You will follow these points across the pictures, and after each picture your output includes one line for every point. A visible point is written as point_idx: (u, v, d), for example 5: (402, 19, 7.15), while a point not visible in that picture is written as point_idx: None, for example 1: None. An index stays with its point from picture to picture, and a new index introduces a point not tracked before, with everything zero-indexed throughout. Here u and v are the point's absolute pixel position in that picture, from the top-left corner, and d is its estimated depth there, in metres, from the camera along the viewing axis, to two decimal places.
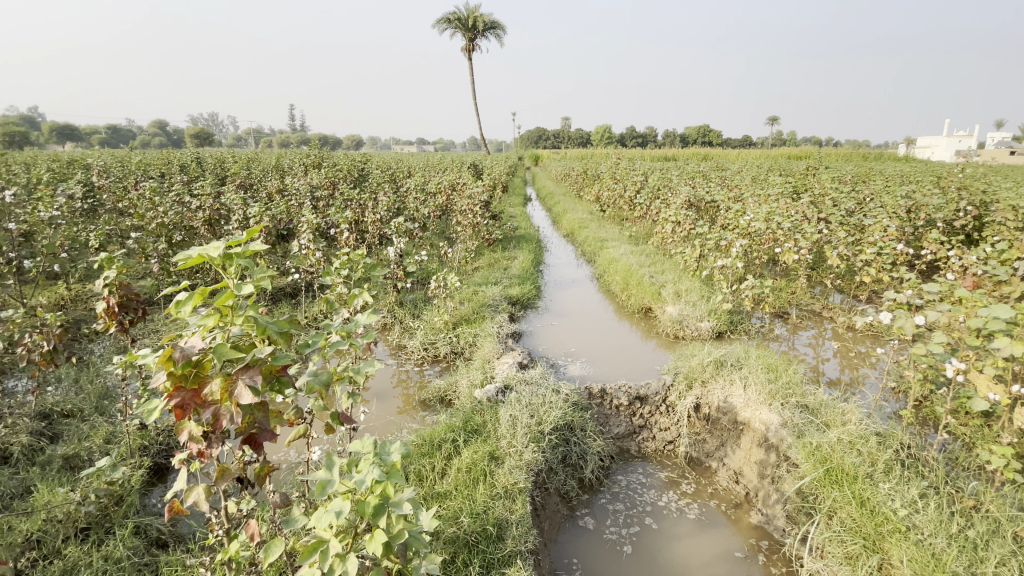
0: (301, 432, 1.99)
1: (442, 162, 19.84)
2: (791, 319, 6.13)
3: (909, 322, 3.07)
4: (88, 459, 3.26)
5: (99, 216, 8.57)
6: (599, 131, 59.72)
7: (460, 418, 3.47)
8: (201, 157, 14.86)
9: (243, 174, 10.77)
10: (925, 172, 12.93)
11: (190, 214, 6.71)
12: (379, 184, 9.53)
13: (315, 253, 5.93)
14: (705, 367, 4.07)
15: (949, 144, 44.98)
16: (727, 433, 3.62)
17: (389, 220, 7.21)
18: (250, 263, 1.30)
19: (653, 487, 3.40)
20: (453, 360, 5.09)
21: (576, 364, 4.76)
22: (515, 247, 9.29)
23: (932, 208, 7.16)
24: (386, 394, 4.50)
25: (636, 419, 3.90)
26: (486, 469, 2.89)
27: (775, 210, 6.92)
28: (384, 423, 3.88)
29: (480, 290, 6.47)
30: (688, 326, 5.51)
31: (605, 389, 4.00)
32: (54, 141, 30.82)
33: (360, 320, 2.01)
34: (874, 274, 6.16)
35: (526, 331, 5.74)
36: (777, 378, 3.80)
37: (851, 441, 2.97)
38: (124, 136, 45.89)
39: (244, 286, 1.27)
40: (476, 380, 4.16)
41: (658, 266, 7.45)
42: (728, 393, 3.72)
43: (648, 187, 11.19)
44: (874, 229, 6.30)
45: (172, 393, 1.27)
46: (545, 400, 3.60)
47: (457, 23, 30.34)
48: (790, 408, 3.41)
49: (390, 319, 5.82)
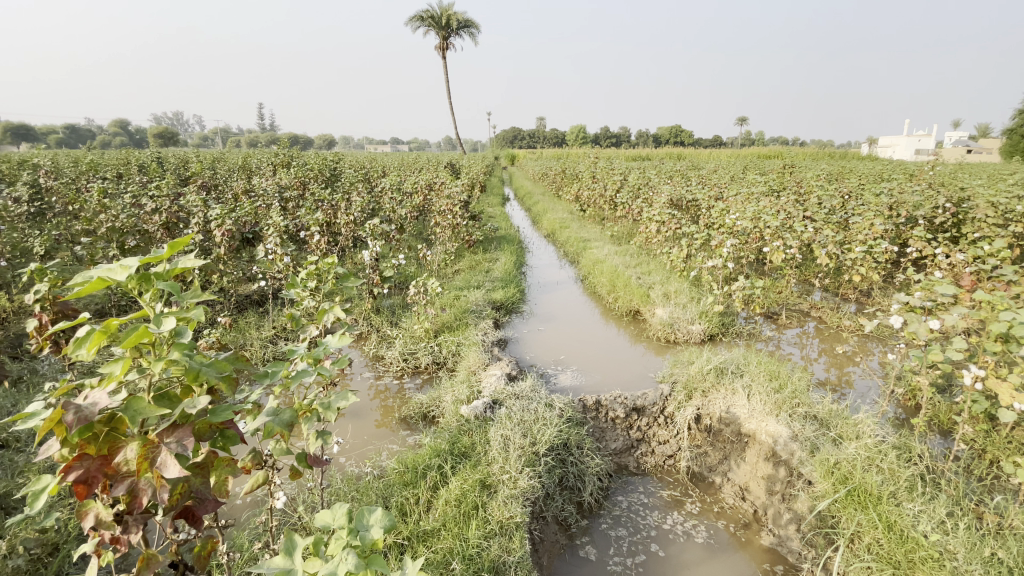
0: (260, 481, 1.68)
1: (416, 161, 19.39)
2: (781, 319, 6.00)
3: (923, 327, 3.00)
4: (24, 499, 2.79)
5: (47, 220, 7.91)
6: (575, 130, 59.82)
7: (446, 440, 3.16)
8: (162, 157, 14.09)
9: (207, 174, 10.17)
10: (897, 171, 13.13)
11: (146, 217, 6.18)
12: (353, 184, 9.10)
13: (284, 259, 5.52)
14: (705, 376, 3.85)
15: (911, 142, 46.37)
16: (730, 445, 3.40)
17: (364, 222, 6.82)
18: (175, 289, 0.98)
19: (656, 508, 3.15)
20: (435, 371, 4.77)
21: (566, 374, 4.47)
22: (495, 249, 8.98)
23: (913, 206, 7.16)
24: (364, 411, 4.14)
25: (634, 433, 3.65)
26: (478, 501, 2.61)
27: (761, 208, 6.81)
28: (361, 446, 3.54)
29: (461, 295, 6.15)
30: (679, 330, 5.31)
31: (599, 401, 3.73)
32: (5, 141, 29.30)
33: (330, 345, 1.71)
34: (862, 274, 6.09)
35: (511, 337, 5.46)
36: (780, 385, 3.60)
37: (869, 456, 2.80)
38: (83, 135, 43.81)
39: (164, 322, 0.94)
40: (461, 396, 3.84)
41: (644, 267, 7.26)
42: (730, 403, 3.51)
43: (628, 187, 11.03)
44: (862, 227, 6.22)
45: (71, 465, 0.97)
46: (537, 416, 3.33)
47: (430, 22, 29.90)
48: (799, 419, 3.22)
49: (366, 328, 5.47)
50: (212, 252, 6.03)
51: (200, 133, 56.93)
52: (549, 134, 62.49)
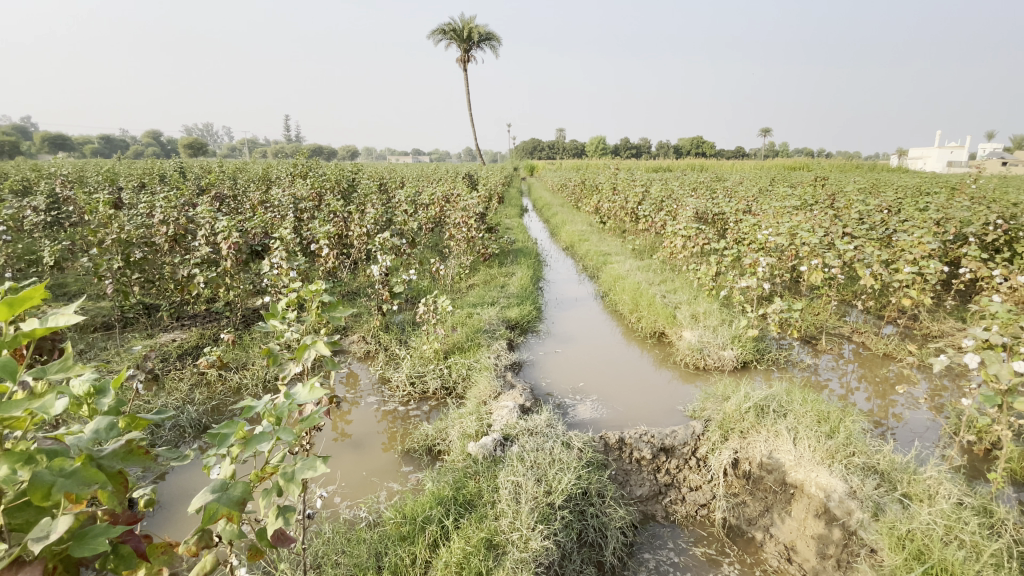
0: (208, 566, 1.34)
1: (436, 172, 19.27)
2: (820, 344, 5.50)
3: (1007, 370, 2.58)
4: None
5: (62, 230, 7.87)
6: (595, 142, 59.64)
7: (450, 485, 2.83)
8: (184, 167, 14.16)
9: (224, 185, 10.10)
10: (937, 183, 12.44)
11: (154, 228, 6.03)
12: (367, 195, 8.91)
13: (290, 274, 5.29)
14: (744, 415, 3.43)
15: (943, 153, 44.89)
16: (773, 496, 3.00)
17: (376, 235, 6.58)
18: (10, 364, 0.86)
19: (689, 570, 2.71)
20: (443, 398, 4.43)
21: (585, 405, 4.09)
22: (512, 263, 8.65)
23: (961, 222, 6.63)
24: (366, 441, 3.82)
25: (661, 477, 3.25)
26: (482, 566, 2.27)
27: (797, 223, 6.36)
28: (358, 485, 3.22)
29: (475, 312, 5.83)
30: (709, 355, 4.89)
31: (622, 438, 3.35)
32: (43, 150, 30.64)
33: (296, 401, 1.39)
34: (912, 297, 5.58)
35: (527, 360, 5.10)
36: (831, 427, 3.17)
37: (946, 524, 2.39)
38: (117, 144, 45.41)
39: (8, 408, 0.80)
40: (470, 430, 3.50)
41: (670, 284, 6.86)
42: (773, 447, 3.13)
43: (651, 199, 10.63)
44: (910, 245, 5.74)
45: None
46: (553, 458, 2.98)
47: (452, 35, 30.11)
48: (856, 471, 2.81)
49: (374, 347, 5.20)
50: (217, 266, 5.85)
51: (229, 144, 58.64)
52: (568, 144, 62.16)
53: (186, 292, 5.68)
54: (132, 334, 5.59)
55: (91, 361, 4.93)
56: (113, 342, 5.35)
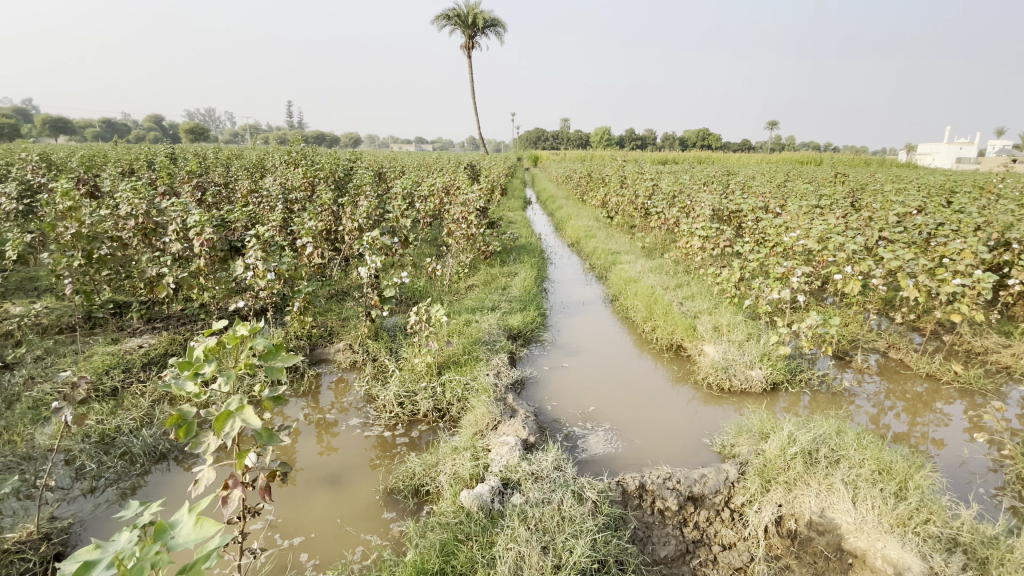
0: None
1: (438, 162, 18.54)
2: (854, 360, 4.96)
3: None
4: None
5: (33, 220, 7.28)
6: (600, 132, 58.72)
7: (436, 553, 2.34)
8: (177, 153, 13.54)
9: (213, 173, 9.50)
10: (963, 181, 11.78)
11: (124, 221, 5.47)
12: (362, 185, 8.31)
13: (269, 277, 4.76)
14: (788, 461, 2.91)
15: (951, 151, 44.20)
16: (826, 563, 2.48)
17: (366, 231, 6.03)
18: None
19: None
20: (435, 422, 3.92)
21: (597, 436, 3.58)
22: (515, 262, 8.07)
23: (1004, 226, 6.06)
24: (343, 474, 3.31)
25: (689, 533, 2.69)
26: None
27: (829, 225, 5.78)
28: (329, 538, 2.72)
29: (473, 320, 5.30)
30: (735, 375, 4.37)
31: (643, 485, 2.83)
32: (45, 132, 30.25)
33: (171, 544, 0.97)
34: (958, 311, 5.03)
35: (531, 377, 4.56)
36: (898, 484, 2.66)
37: None
38: (117, 128, 44.73)
39: None
40: (464, 471, 2.99)
41: (686, 289, 6.32)
42: (826, 505, 2.65)
43: (663, 193, 10.01)
44: (955, 254, 5.20)
45: None
46: (562, 514, 2.48)
47: (457, 21, 29.20)
48: (933, 547, 2.33)
49: (361, 357, 4.68)
50: (191, 264, 5.30)
51: (230, 131, 57.99)
52: (572, 134, 61.10)
53: (157, 292, 5.16)
54: (97, 336, 5.05)
55: (47, 369, 4.39)
56: (73, 346, 4.81)
